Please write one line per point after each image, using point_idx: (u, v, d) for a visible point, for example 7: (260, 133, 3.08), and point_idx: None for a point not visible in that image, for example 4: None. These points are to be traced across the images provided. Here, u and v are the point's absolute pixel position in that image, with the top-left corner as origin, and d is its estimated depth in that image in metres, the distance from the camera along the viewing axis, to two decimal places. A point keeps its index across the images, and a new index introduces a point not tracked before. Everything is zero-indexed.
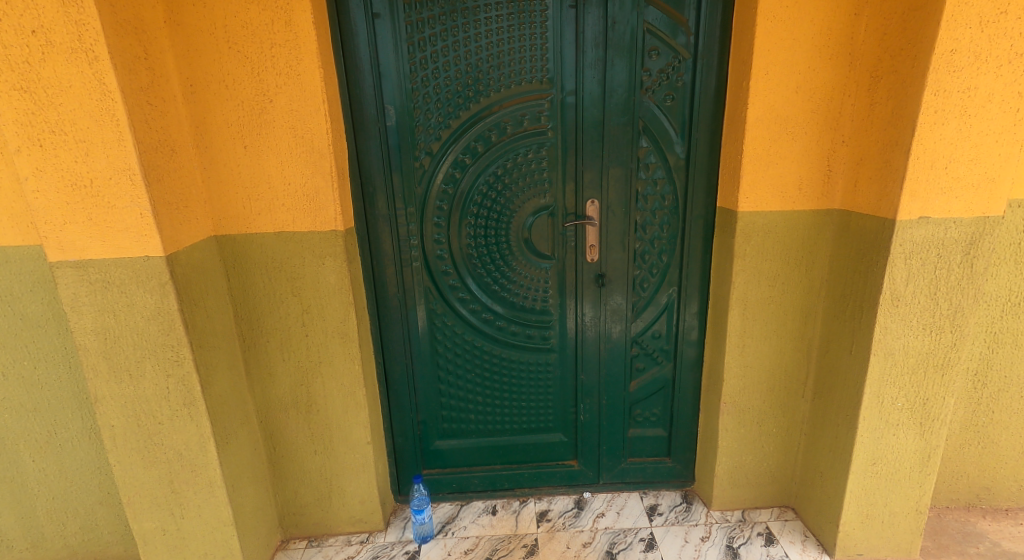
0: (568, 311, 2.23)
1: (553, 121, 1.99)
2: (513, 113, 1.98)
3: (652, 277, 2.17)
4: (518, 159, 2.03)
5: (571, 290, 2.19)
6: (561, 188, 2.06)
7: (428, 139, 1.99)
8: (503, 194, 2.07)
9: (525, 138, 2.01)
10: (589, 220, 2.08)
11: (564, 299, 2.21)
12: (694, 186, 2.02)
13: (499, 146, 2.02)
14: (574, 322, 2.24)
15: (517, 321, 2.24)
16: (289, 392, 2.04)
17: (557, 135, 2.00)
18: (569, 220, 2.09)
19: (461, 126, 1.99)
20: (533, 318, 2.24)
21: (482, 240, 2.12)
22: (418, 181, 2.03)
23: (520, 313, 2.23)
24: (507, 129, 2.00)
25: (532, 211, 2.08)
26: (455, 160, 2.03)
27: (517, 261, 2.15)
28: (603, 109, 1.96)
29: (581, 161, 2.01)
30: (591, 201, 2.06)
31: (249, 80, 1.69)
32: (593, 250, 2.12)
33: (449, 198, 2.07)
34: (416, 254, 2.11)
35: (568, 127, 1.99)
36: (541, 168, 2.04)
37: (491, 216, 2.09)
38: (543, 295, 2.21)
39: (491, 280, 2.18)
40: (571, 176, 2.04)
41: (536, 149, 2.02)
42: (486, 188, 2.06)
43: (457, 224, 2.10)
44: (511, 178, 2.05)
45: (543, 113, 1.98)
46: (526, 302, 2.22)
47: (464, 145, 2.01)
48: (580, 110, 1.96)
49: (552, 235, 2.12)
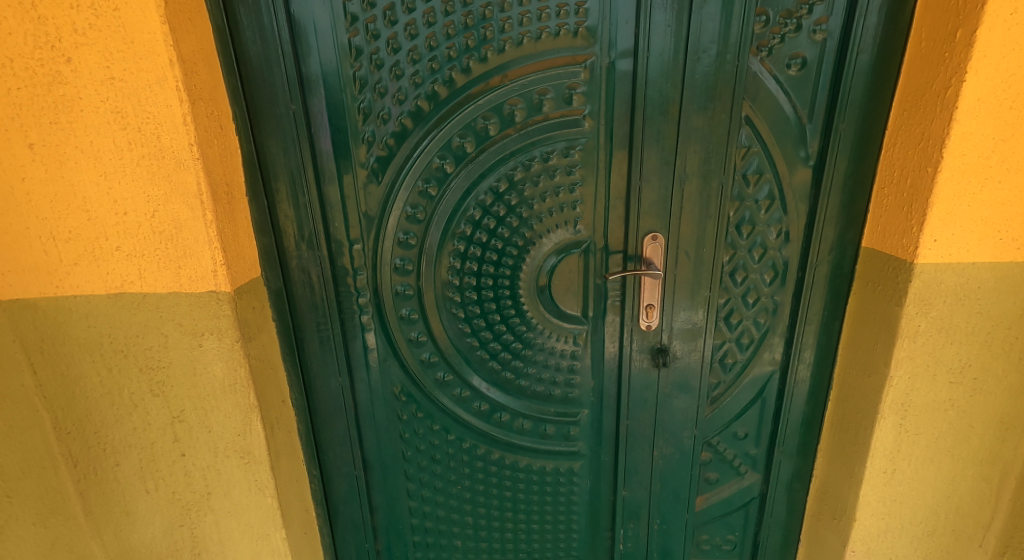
0: (608, 397, 1.46)
1: (591, 102, 1.18)
2: (526, 89, 1.18)
3: (739, 351, 1.40)
4: (533, 167, 1.23)
5: (613, 368, 1.42)
6: (602, 213, 1.27)
7: (379, 132, 1.19)
8: (509, 223, 1.28)
9: (544, 134, 1.21)
10: (646, 265, 1.30)
11: (603, 380, 1.44)
12: (825, 212, 1.22)
13: (500, 144, 1.22)
14: (614, 413, 1.47)
15: (529, 413, 1.47)
16: (162, 538, 1.26)
17: (601, 126, 1.20)
18: (613, 264, 1.31)
19: (439, 112, 1.19)
20: (553, 407, 1.47)
21: (475, 294, 1.34)
22: (367, 203, 1.24)
23: (534, 400, 1.46)
24: (516, 116, 1.20)
25: (554, 249, 1.30)
26: (426, 169, 1.23)
27: (527, 326, 1.38)
28: (680, 82, 1.15)
29: (638, 171, 1.22)
30: (651, 235, 1.27)
31: (18, 19, 0.89)
32: (650, 311, 1.34)
33: (419, 230, 1.28)
34: (369, 315, 1.35)
35: (618, 113, 1.18)
36: (569, 182, 1.25)
37: (488, 257, 1.31)
38: (567, 375, 1.44)
39: (489, 352, 1.40)
40: (619, 194, 1.25)
41: (563, 151, 1.22)
42: (480, 213, 1.27)
43: (433, 270, 1.31)
44: (520, 198, 1.26)
45: (574, 89, 1.17)
46: (540, 385, 1.44)
47: (442, 143, 1.21)
48: (639, 85, 1.15)
49: (585, 287, 1.34)
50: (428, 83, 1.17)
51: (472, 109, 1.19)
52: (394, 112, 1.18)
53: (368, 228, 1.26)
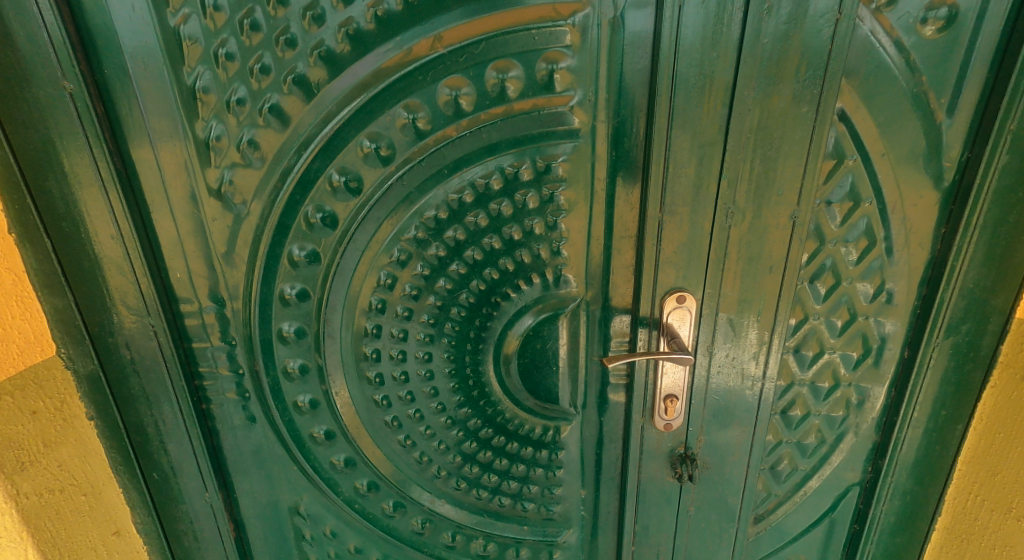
0: (604, 515, 1.01)
1: (582, 85, 0.72)
2: (474, 62, 0.71)
3: (800, 453, 0.95)
4: (489, 187, 0.78)
5: (613, 473, 0.98)
6: (598, 258, 0.82)
7: (233, 131, 0.72)
8: (452, 271, 0.83)
9: (506, 136, 0.75)
10: (667, 340, 0.84)
11: (598, 490, 1.00)
12: (957, 265, 0.76)
13: (433, 151, 0.76)
14: (613, 536, 1.03)
15: (489, 532, 1.04)
16: None
17: (599, 125, 0.74)
18: (614, 332, 0.86)
19: (332, 97, 0.71)
20: (526, 525, 1.03)
21: (404, 373, 0.91)
22: (228, 242, 0.79)
23: (497, 515, 1.02)
24: (460, 106, 0.73)
25: (527, 308, 0.86)
26: (318, 190, 0.77)
27: (484, 416, 0.94)
28: (734, 52, 0.68)
29: (658, 197, 0.76)
30: (673, 296, 0.81)
31: None
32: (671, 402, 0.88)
33: (315, 282, 0.83)
34: (252, 400, 0.91)
35: (627, 103, 0.72)
36: (547, 212, 0.79)
37: (422, 320, 0.87)
38: (545, 483, 1.00)
39: (430, 452, 0.97)
40: (626, 231, 0.79)
41: (537, 163, 0.77)
42: (407, 256, 0.82)
43: (341, 339, 0.87)
44: (468, 234, 0.81)
45: (555, 62, 0.71)
46: (506, 496, 1.01)
47: (341, 148, 0.75)
48: (664, 56, 0.68)
49: (572, 362, 0.90)
50: (308, 49, 0.69)
51: (386, 95, 0.72)
52: (254, 100, 0.71)
53: (235, 279, 0.81)
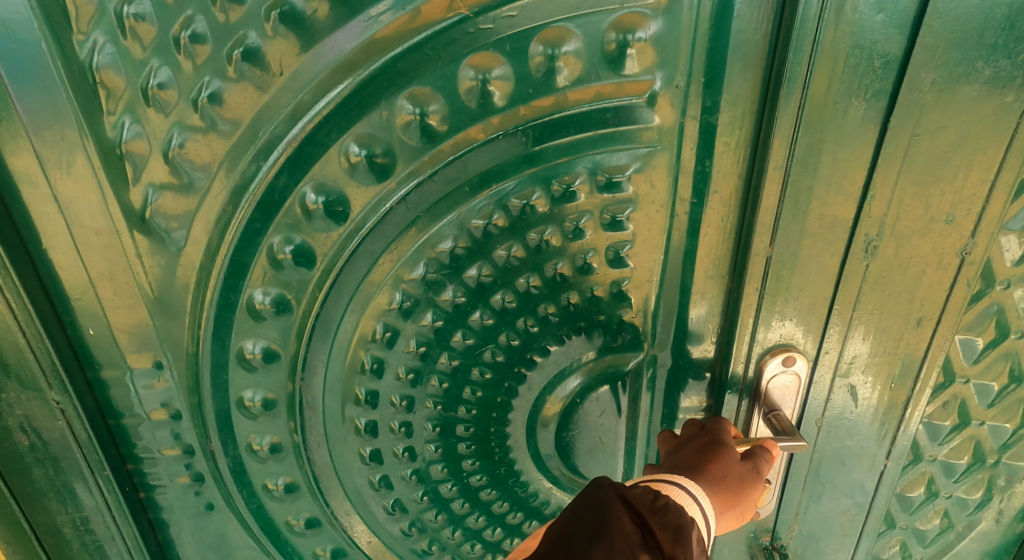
0: None
1: (669, 63, 0.48)
2: (511, 33, 0.47)
3: (918, 542, 0.75)
4: (529, 210, 0.56)
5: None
6: (675, 302, 0.60)
7: (157, 133, 0.50)
8: (473, 322, 0.61)
9: (554, 138, 0.52)
10: (766, 412, 0.62)
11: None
12: None
13: (449, 161, 0.53)
14: None
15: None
16: None
17: (688, 122, 0.51)
18: (691, 397, 0.65)
19: (301, 84, 0.49)
20: None
21: (407, 450, 0.69)
22: (163, 286, 0.57)
23: None
24: (488, 96, 0.50)
25: (574, 367, 0.64)
26: (286, 214, 0.54)
27: (510, 497, 0.74)
28: (914, 12, 0.44)
29: (768, 225, 0.53)
30: (776, 354, 0.60)
31: None
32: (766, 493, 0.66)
33: (288, 337, 0.61)
34: (209, 484, 0.69)
35: (735, 92, 0.49)
36: (606, 243, 0.57)
37: (432, 385, 0.65)
38: None
39: (441, 539, 0.77)
40: (715, 267, 0.58)
41: (597, 176, 0.54)
42: (412, 302, 0.60)
43: (324, 408, 0.65)
44: (496, 274, 0.59)
45: (631, 30, 0.47)
46: None
47: (316, 157, 0.52)
48: (806, 20, 0.44)
49: (631, 431, 0.69)
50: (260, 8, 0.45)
51: (382, 80, 0.49)
52: (185, 87, 0.48)
53: (175, 335, 0.59)
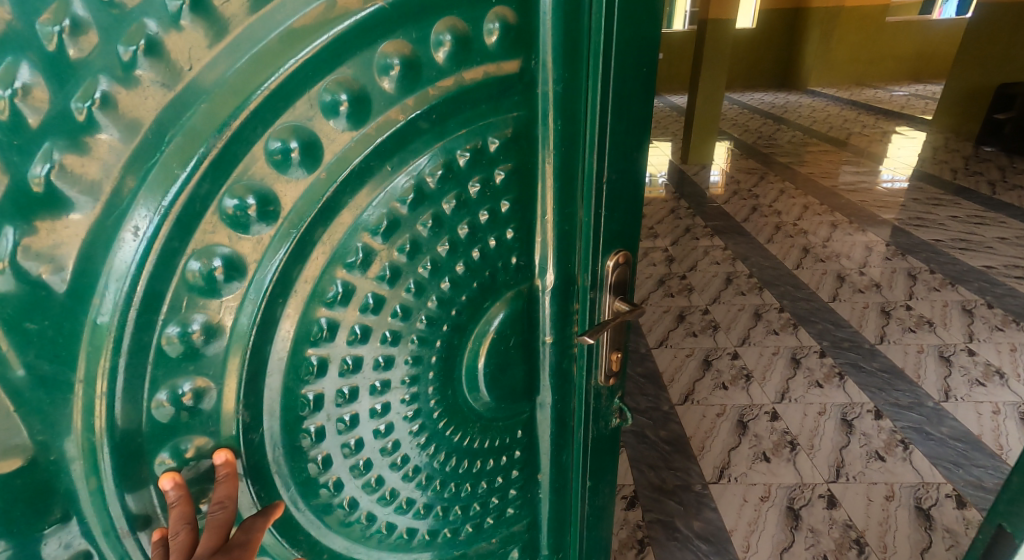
0: (562, 472, 1.00)
1: (527, 47, 0.67)
2: (415, 22, 0.57)
3: None
4: (440, 176, 0.66)
5: (590, 415, 0.97)
6: (548, 236, 0.80)
7: (14, 154, 0.41)
8: (411, 285, 0.69)
9: (456, 114, 0.65)
10: (615, 297, 0.88)
11: (569, 437, 0.98)
12: None
13: (382, 141, 0.59)
14: (569, 489, 1.03)
15: (454, 535, 0.92)
16: None
17: (541, 92, 0.71)
18: (573, 304, 0.86)
19: (215, 76, 0.47)
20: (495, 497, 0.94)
21: (351, 418, 0.69)
22: (29, 345, 0.47)
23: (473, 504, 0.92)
24: (404, 78, 0.58)
25: (488, 300, 0.78)
26: (205, 228, 0.51)
27: (460, 416, 0.81)
28: (643, 30, 0.73)
29: (595, 169, 0.77)
30: (617, 254, 0.86)
31: None
32: (619, 360, 0.96)
33: (201, 358, 0.55)
34: None
35: (566, 74, 0.70)
36: (504, 185, 0.73)
37: (377, 352, 0.68)
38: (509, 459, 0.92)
39: (379, 506, 0.78)
40: (569, 204, 0.79)
41: (488, 141, 0.69)
42: (350, 290, 0.63)
43: (271, 411, 0.62)
44: (421, 240, 0.68)
45: (498, 19, 0.63)
46: (480, 484, 0.90)
47: (237, 157, 0.50)
48: (586, 22, 0.68)
49: (534, 340, 0.86)
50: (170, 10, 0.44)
51: (308, 71, 0.51)
52: (58, 90, 0.42)
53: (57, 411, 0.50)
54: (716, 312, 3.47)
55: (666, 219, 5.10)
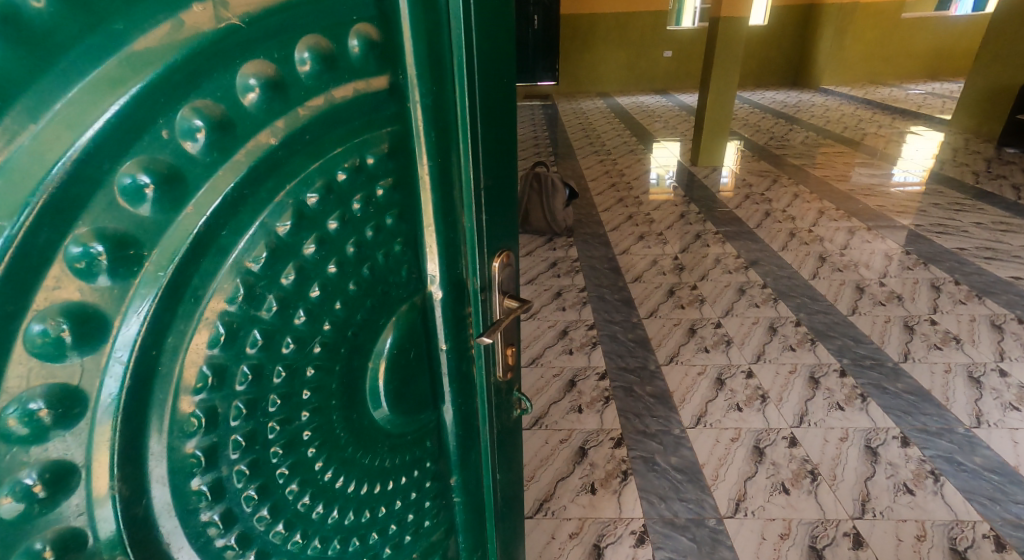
0: (471, 464, 1.00)
1: (392, 65, 0.65)
2: (278, 42, 0.53)
3: None
4: (323, 197, 0.62)
5: (492, 410, 0.99)
6: (434, 248, 0.79)
7: None
8: (303, 313, 0.64)
9: (330, 137, 0.61)
10: (500, 294, 0.89)
11: (473, 431, 0.97)
12: None
13: (249, 166, 0.54)
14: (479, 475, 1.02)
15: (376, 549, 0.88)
16: None
17: (409, 108, 0.69)
18: (466, 307, 0.86)
19: (47, 111, 0.41)
20: (415, 501, 0.92)
21: (247, 455, 0.63)
22: None
23: (391, 512, 0.88)
24: (269, 99, 0.54)
25: (383, 318, 0.75)
26: (46, 284, 0.44)
27: (365, 426, 0.78)
28: (500, 36, 0.76)
29: (470, 176, 0.79)
30: (500, 255, 0.87)
31: None
32: (515, 352, 0.98)
33: (45, 442, 0.48)
34: None
35: (427, 85, 0.69)
36: (385, 199, 0.70)
37: (271, 388, 0.63)
38: (420, 461, 0.90)
39: (287, 536, 0.73)
40: (451, 212, 0.79)
41: (365, 160, 0.66)
42: (236, 323, 0.58)
43: (156, 464, 0.56)
44: (306, 264, 0.63)
45: (361, 37, 0.60)
46: (398, 491, 0.87)
47: (83, 199, 0.44)
48: (447, 31, 0.69)
49: (431, 350, 0.84)
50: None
51: (161, 101, 0.47)
52: None
53: None
54: (729, 326, 3.33)
55: (676, 224, 4.95)
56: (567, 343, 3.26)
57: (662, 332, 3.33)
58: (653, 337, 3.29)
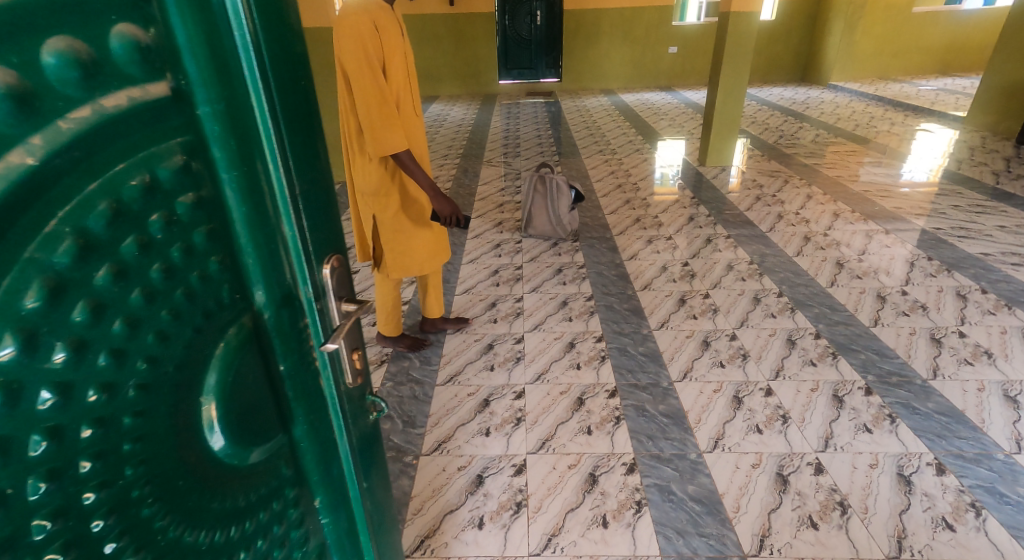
0: (337, 481, 0.96)
1: (170, 69, 0.60)
2: (10, 45, 0.45)
3: None
4: (114, 219, 0.55)
5: (350, 420, 0.95)
6: (259, 261, 0.75)
7: None
8: (108, 353, 0.57)
9: (110, 151, 0.54)
10: (342, 299, 0.87)
11: (334, 448, 0.94)
12: None
13: (6, 191, 0.45)
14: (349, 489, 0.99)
15: None
16: None
17: (200, 116, 0.64)
18: (302, 320, 0.82)
19: None
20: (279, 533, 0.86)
21: (60, 534, 0.54)
22: None
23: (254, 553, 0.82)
24: (12, 113, 0.45)
25: (207, 341, 0.69)
26: None
27: (208, 467, 0.71)
28: (291, 36, 0.73)
29: (286, 183, 0.75)
30: (330, 259, 0.85)
31: None
32: (364, 354, 0.95)
33: None
34: None
35: (215, 90, 0.64)
36: (187, 215, 0.65)
37: (81, 447, 0.55)
38: (278, 488, 0.85)
39: None
40: (269, 224, 0.74)
41: (156, 174, 0.59)
42: (15, 380, 0.49)
43: None
44: (103, 297, 0.56)
45: (126, 38, 0.54)
46: (260, 526, 0.82)
47: None
48: (229, 31, 0.64)
49: (268, 367, 0.80)
50: None
51: None
52: None
53: None
54: (744, 338, 3.16)
55: (685, 227, 4.76)
56: (574, 356, 3.09)
57: (673, 344, 3.15)
58: (665, 350, 3.11)
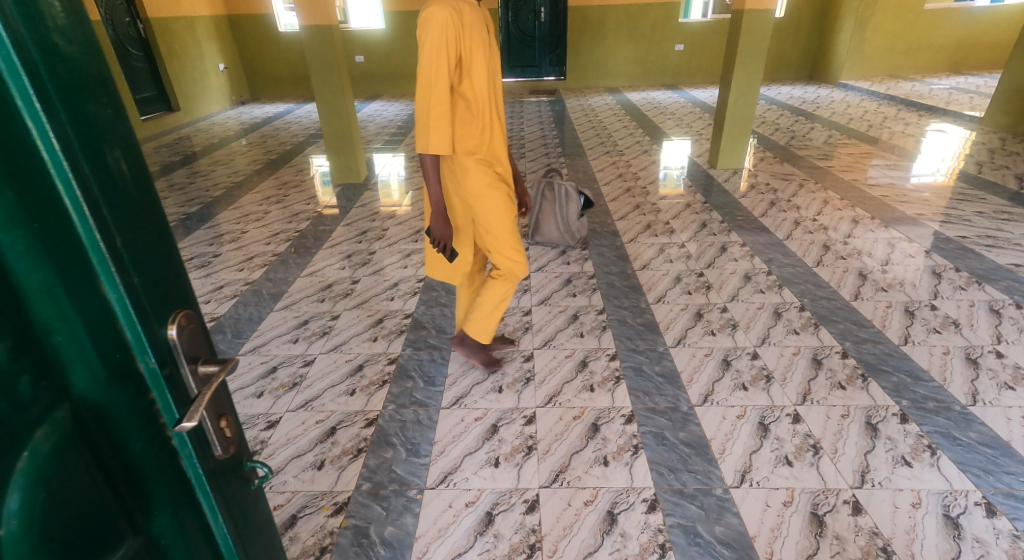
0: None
1: None
2: None
3: None
4: None
5: (226, 500, 0.78)
6: (67, 334, 0.59)
7: None
8: None
9: None
10: (196, 363, 0.71)
11: (204, 536, 0.78)
12: None
13: None
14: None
15: None
16: None
17: None
18: (142, 396, 0.66)
19: None
20: None
21: None
22: None
23: None
24: None
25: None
26: None
27: None
28: (85, 42, 0.57)
29: (97, 228, 0.59)
30: (177, 316, 0.68)
31: None
32: (234, 418, 0.78)
33: None
34: None
35: None
36: None
37: None
38: None
39: None
40: (77, 289, 0.59)
41: None
42: None
43: None
44: None
45: None
46: None
47: None
48: None
49: (101, 463, 0.63)
50: None
51: None
52: None
53: None
54: (767, 357, 2.97)
55: (698, 234, 4.57)
56: (586, 377, 2.91)
57: (692, 364, 2.97)
58: (683, 370, 2.93)
